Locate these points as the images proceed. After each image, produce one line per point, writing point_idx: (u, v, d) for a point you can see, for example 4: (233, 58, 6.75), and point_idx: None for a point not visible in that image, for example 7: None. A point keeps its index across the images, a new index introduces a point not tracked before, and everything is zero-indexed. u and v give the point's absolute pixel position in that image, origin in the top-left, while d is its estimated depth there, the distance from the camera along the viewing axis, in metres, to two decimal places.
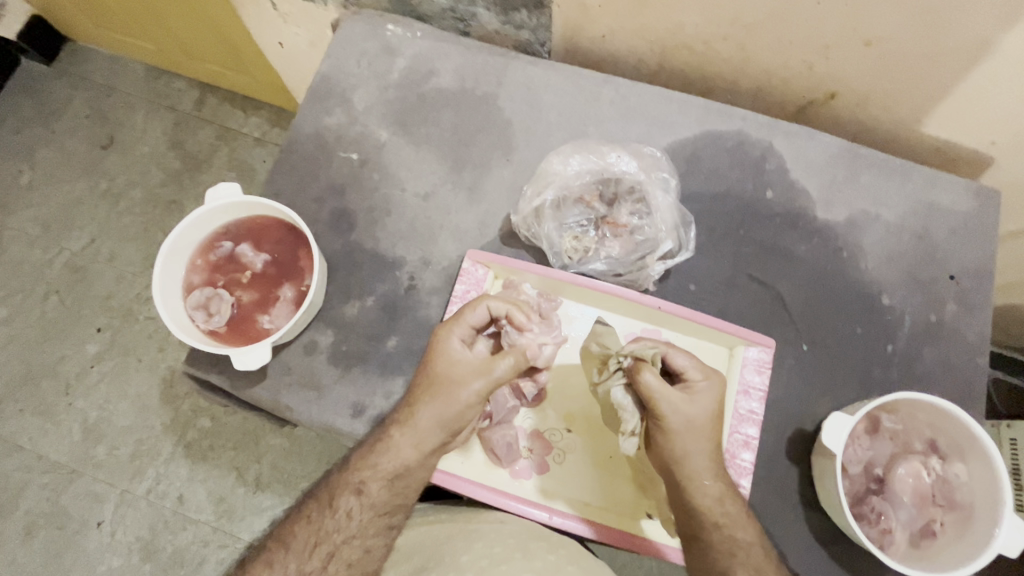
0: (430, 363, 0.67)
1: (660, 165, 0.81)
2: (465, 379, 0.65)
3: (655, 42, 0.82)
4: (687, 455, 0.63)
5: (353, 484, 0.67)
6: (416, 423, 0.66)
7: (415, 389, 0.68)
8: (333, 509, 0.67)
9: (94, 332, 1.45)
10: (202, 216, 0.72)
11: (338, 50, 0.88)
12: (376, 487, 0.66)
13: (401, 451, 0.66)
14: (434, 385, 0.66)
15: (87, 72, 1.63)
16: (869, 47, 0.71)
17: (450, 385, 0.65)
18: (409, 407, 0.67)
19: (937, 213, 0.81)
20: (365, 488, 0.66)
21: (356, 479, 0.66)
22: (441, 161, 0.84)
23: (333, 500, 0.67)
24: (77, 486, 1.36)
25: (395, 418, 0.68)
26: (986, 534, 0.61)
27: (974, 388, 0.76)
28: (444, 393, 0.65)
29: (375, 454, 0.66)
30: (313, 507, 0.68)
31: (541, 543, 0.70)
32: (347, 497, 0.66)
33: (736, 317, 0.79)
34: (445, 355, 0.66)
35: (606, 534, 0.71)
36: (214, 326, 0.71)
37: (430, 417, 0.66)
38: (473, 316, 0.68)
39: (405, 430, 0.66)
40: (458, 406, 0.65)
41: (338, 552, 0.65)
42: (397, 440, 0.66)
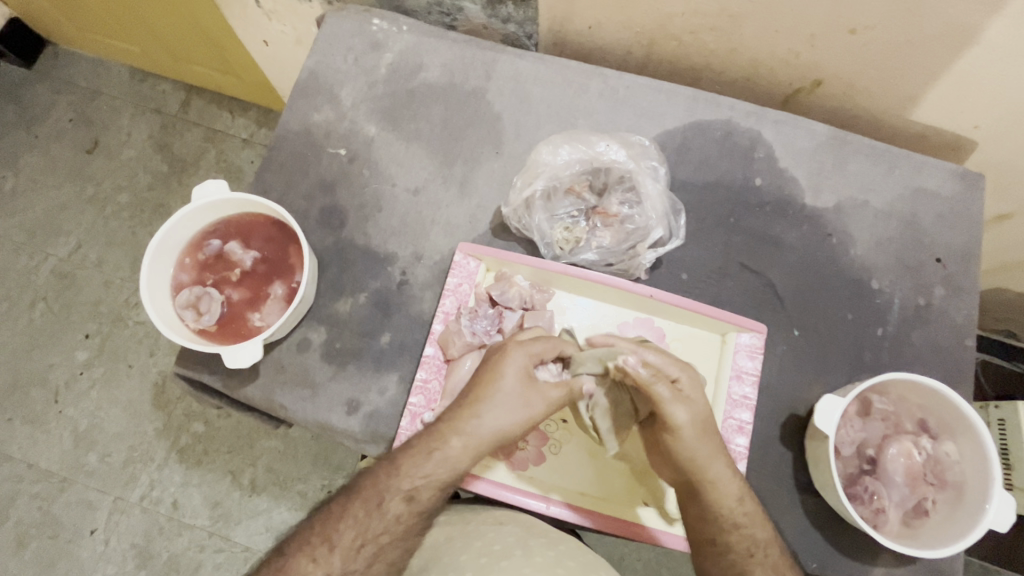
0: (496, 372, 0.66)
1: (648, 154, 0.81)
2: (532, 397, 0.66)
3: (642, 34, 0.83)
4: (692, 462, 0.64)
5: (404, 490, 0.64)
6: (478, 430, 0.64)
7: (477, 392, 0.66)
8: (381, 512, 0.64)
9: (83, 338, 1.44)
10: (190, 214, 0.71)
11: (324, 47, 0.88)
12: (428, 495, 0.64)
13: (458, 459, 0.65)
14: (501, 394, 0.65)
15: (70, 76, 1.61)
16: (853, 34, 0.71)
17: (516, 401, 0.65)
18: (471, 412, 0.65)
19: (923, 198, 0.81)
20: (417, 495, 0.64)
21: (409, 484, 0.64)
22: (431, 156, 0.84)
23: (382, 503, 0.64)
24: (69, 494, 1.34)
25: (451, 423, 0.65)
26: (977, 510, 0.62)
27: (964, 369, 0.77)
28: (510, 407, 0.65)
29: (430, 463, 0.64)
30: (359, 505, 0.64)
31: (541, 540, 0.69)
32: (396, 500, 0.64)
33: (728, 304, 0.79)
34: (517, 370, 0.66)
35: (612, 525, 0.71)
36: (203, 325, 0.70)
37: (491, 428, 0.64)
38: (541, 348, 0.68)
39: (465, 439, 0.65)
40: (523, 423, 0.65)
41: (382, 551, 0.64)
42: (456, 448, 0.64)
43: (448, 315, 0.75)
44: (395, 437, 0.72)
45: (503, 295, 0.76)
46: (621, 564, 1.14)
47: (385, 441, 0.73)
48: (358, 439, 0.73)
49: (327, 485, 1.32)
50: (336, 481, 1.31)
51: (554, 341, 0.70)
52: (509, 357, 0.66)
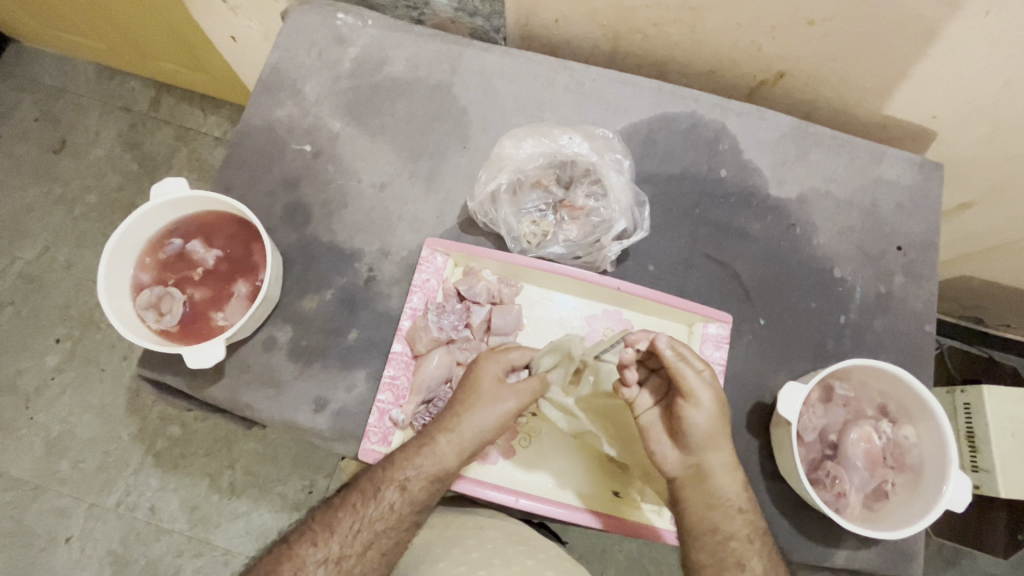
0: (474, 380, 0.69)
1: (613, 146, 0.81)
2: (505, 392, 0.67)
3: (607, 27, 0.83)
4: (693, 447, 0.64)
5: (398, 479, 0.64)
6: (460, 429, 0.66)
7: (460, 397, 0.69)
8: (376, 499, 0.64)
9: (53, 342, 1.40)
10: (149, 212, 0.70)
11: (287, 41, 0.87)
12: (419, 487, 0.65)
13: (445, 456, 0.65)
14: (479, 396, 0.67)
15: (33, 74, 1.57)
16: (812, 26, 0.72)
17: (493, 397, 0.67)
18: (452, 414, 0.67)
19: (883, 187, 0.83)
20: (409, 485, 0.64)
21: (402, 474, 0.64)
22: (397, 151, 0.83)
23: (377, 492, 0.64)
24: (42, 502, 1.31)
25: (438, 424, 0.68)
26: (935, 491, 0.64)
27: (924, 354, 0.79)
28: (488, 405, 0.67)
29: (420, 455, 0.65)
30: (357, 494, 0.65)
31: (521, 548, 0.69)
32: (390, 490, 0.64)
33: (695, 295, 0.80)
34: (491, 376, 0.68)
35: (602, 520, 0.69)
36: (165, 325, 0.69)
37: (473, 427, 0.66)
38: (516, 356, 0.71)
39: (452, 438, 0.66)
40: (504, 418, 0.67)
41: (375, 540, 0.63)
42: (443, 445, 0.66)
43: (416, 311, 0.75)
44: (363, 434, 0.72)
45: (470, 290, 0.76)
46: (602, 557, 1.15)
47: (354, 439, 0.72)
48: (325, 437, 0.73)
49: (307, 485, 1.31)
50: (317, 480, 1.30)
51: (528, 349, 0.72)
52: (482, 365, 0.69)
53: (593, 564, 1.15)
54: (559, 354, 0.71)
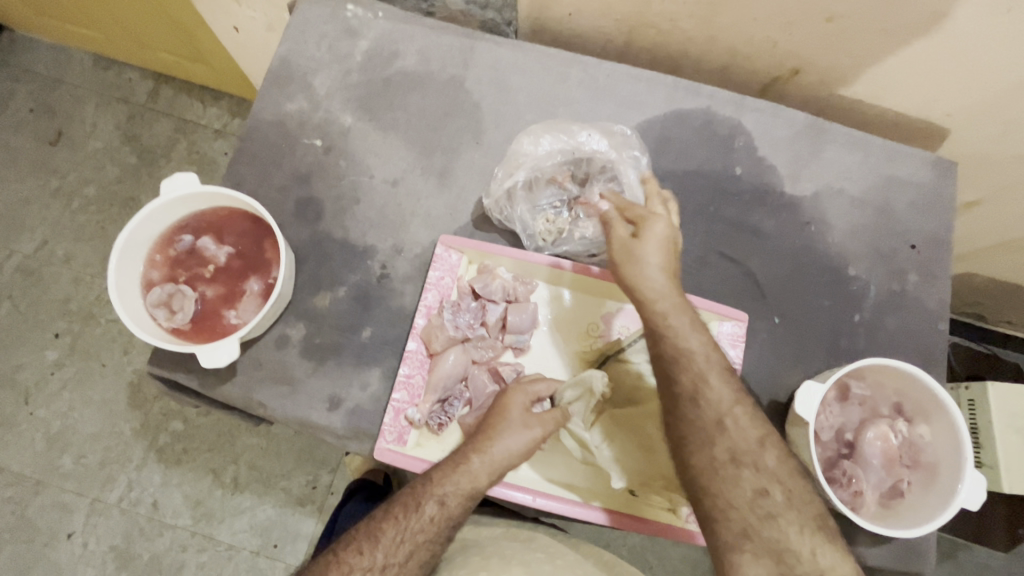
0: (502, 407, 0.67)
1: (630, 143, 0.80)
2: (533, 421, 0.65)
3: (622, 21, 0.82)
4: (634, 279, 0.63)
5: (438, 494, 0.61)
6: (492, 452, 0.63)
7: (489, 419, 0.66)
8: (418, 512, 0.61)
9: (53, 337, 1.39)
10: (159, 208, 0.69)
11: (296, 33, 0.85)
12: (457, 504, 0.62)
13: (479, 476, 0.63)
14: (509, 422, 0.65)
15: (29, 64, 1.54)
16: (830, 22, 0.71)
17: (522, 425, 0.65)
18: (483, 434, 0.64)
19: (897, 185, 0.83)
20: (448, 501, 0.61)
21: (441, 489, 0.61)
22: (409, 146, 0.82)
23: (418, 505, 0.61)
24: (44, 497, 1.31)
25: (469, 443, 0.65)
26: (950, 489, 0.64)
27: (937, 353, 0.79)
28: (518, 431, 0.64)
29: (456, 473, 0.62)
30: (400, 505, 0.62)
31: (539, 555, 0.69)
32: (430, 504, 0.61)
33: (709, 293, 0.80)
34: (518, 405, 0.67)
35: (613, 518, 0.68)
36: (177, 324, 0.68)
37: (504, 452, 0.63)
38: (542, 388, 0.70)
39: (485, 458, 0.63)
40: (532, 445, 0.65)
41: (415, 553, 0.60)
42: (476, 465, 0.63)
43: (430, 309, 0.74)
44: (377, 433, 0.71)
45: (486, 288, 0.75)
46: (606, 551, 1.15)
47: (368, 437, 0.72)
48: (339, 435, 0.72)
49: (311, 480, 1.31)
50: (321, 476, 1.30)
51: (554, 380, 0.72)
52: (509, 395, 0.68)
53: None
54: (581, 388, 0.71)
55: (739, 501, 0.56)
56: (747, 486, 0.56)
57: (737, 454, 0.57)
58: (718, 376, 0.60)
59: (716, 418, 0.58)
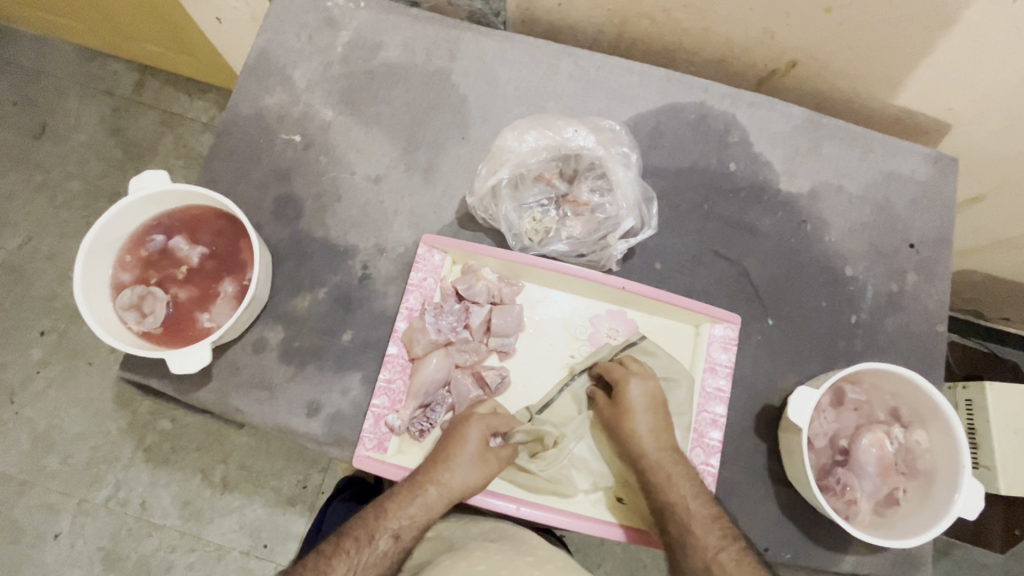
0: (459, 438, 0.65)
1: (619, 140, 0.77)
2: (490, 457, 0.65)
3: (613, 12, 0.79)
4: (633, 429, 0.65)
5: (393, 527, 0.61)
6: (450, 485, 0.63)
7: (445, 448, 0.65)
8: (371, 546, 0.60)
9: (37, 335, 1.36)
10: (128, 208, 0.66)
11: (276, 23, 0.82)
12: (411, 537, 0.62)
13: (434, 508, 0.63)
14: (466, 456, 0.64)
15: (11, 55, 1.50)
16: (829, 13, 0.69)
17: (477, 460, 0.64)
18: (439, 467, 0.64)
19: (897, 182, 0.80)
20: (403, 534, 0.61)
21: (396, 523, 0.61)
22: (393, 141, 0.79)
23: (372, 540, 0.60)
24: (29, 498, 1.28)
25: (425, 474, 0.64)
26: (946, 498, 0.62)
27: (935, 356, 0.77)
28: (474, 465, 0.64)
29: (414, 505, 0.62)
30: (350, 542, 0.60)
31: (529, 559, 0.63)
32: (385, 537, 0.61)
33: (702, 294, 0.77)
34: (477, 439, 0.65)
35: (628, 534, 0.67)
36: (147, 327, 0.66)
37: (460, 486, 0.63)
38: (498, 421, 0.67)
39: (442, 489, 0.63)
40: (487, 478, 0.64)
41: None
42: (433, 497, 0.63)
43: (413, 312, 0.72)
44: (358, 440, 0.69)
45: (470, 290, 0.73)
46: (600, 548, 1.14)
47: (349, 444, 0.69)
48: (320, 442, 0.70)
49: (301, 480, 1.29)
50: (311, 475, 1.28)
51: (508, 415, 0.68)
52: (466, 428, 0.65)
53: (591, 557, 1.13)
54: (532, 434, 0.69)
55: None
56: None
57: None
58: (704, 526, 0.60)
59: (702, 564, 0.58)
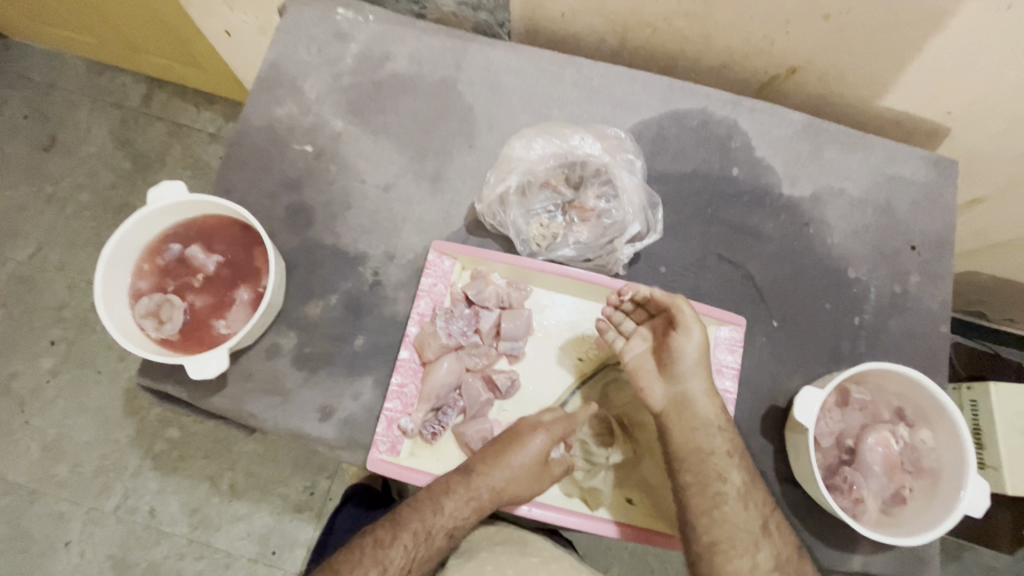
0: (519, 447, 0.66)
1: (625, 146, 0.79)
2: (547, 470, 0.67)
3: (616, 21, 0.81)
4: (686, 372, 0.67)
5: (450, 527, 0.64)
6: (507, 492, 0.65)
7: (504, 456, 0.65)
8: (429, 542, 0.63)
9: (47, 344, 1.38)
10: (146, 217, 0.67)
11: (285, 36, 0.84)
12: (462, 533, 0.65)
13: (487, 507, 0.65)
14: (528, 469, 0.65)
15: (22, 69, 1.53)
16: (828, 20, 0.70)
17: (538, 471, 0.66)
18: (499, 474, 0.65)
19: (898, 185, 0.82)
20: (457, 532, 0.65)
21: (453, 523, 0.64)
22: (401, 150, 0.81)
23: (430, 535, 0.63)
24: (39, 506, 1.30)
25: (482, 475, 0.65)
26: (952, 498, 0.63)
27: (939, 355, 0.78)
28: (534, 478, 0.66)
29: (468, 506, 0.64)
30: (409, 535, 0.62)
31: (533, 559, 0.66)
32: (441, 535, 0.64)
33: (708, 297, 0.79)
34: (540, 451, 0.66)
35: (621, 531, 0.67)
36: (165, 334, 0.67)
37: (516, 491, 0.65)
38: (553, 421, 0.68)
39: (499, 496, 0.65)
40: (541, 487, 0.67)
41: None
42: (488, 500, 0.65)
43: (423, 317, 0.73)
44: (371, 443, 0.70)
45: (479, 295, 0.74)
46: (607, 554, 1.14)
47: (362, 448, 0.71)
48: (333, 446, 0.71)
49: (309, 487, 1.29)
50: (319, 482, 1.29)
51: (558, 408, 0.70)
52: (530, 440, 0.66)
53: (598, 562, 1.13)
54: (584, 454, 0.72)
55: None
56: None
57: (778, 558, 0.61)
58: (741, 476, 0.64)
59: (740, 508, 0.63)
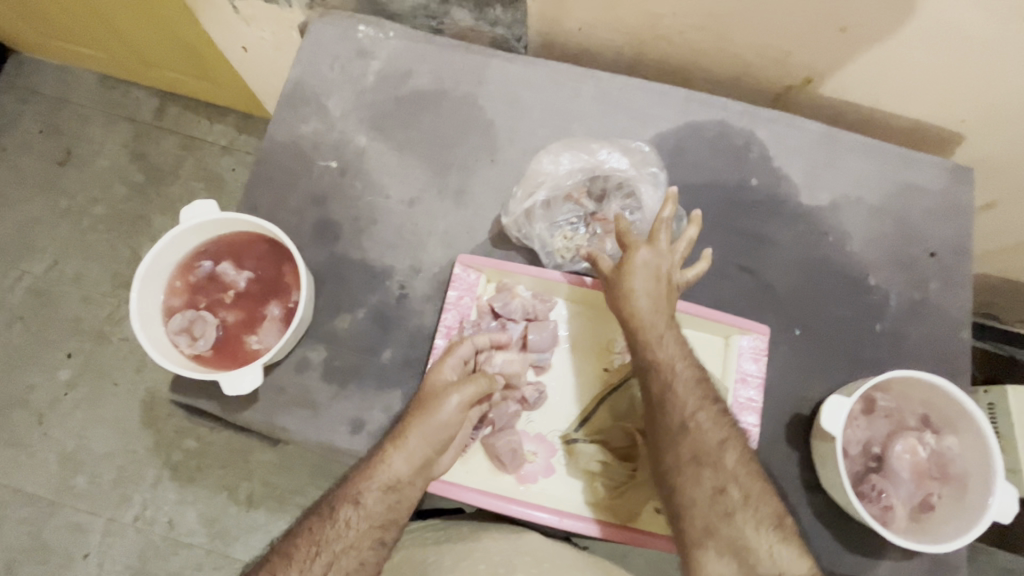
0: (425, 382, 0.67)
1: (648, 160, 0.81)
2: (453, 389, 0.65)
3: (632, 35, 0.82)
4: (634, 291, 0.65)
5: (351, 495, 0.63)
6: (409, 440, 0.63)
7: (413, 405, 0.67)
8: (333, 519, 0.62)
9: (64, 357, 1.39)
10: (179, 236, 0.69)
11: (308, 55, 0.85)
12: (372, 501, 0.62)
13: (394, 466, 0.63)
14: (427, 402, 0.65)
15: (37, 85, 1.55)
16: (844, 33, 0.71)
17: (442, 398, 0.65)
18: (403, 419, 0.66)
19: (916, 193, 0.82)
20: (363, 499, 0.62)
21: (354, 489, 0.63)
22: (424, 165, 0.82)
23: (332, 512, 0.62)
24: (58, 518, 1.30)
25: (388, 436, 0.66)
26: (981, 504, 0.64)
27: (960, 361, 0.78)
28: (433, 410, 0.64)
29: (371, 467, 0.63)
30: (314, 518, 0.63)
31: (526, 558, 0.68)
32: (345, 507, 0.62)
33: (730, 306, 0.79)
34: (438, 375, 0.67)
35: (610, 531, 0.68)
36: (198, 350, 0.68)
37: (419, 433, 0.64)
38: (462, 350, 0.68)
39: (399, 446, 0.64)
40: (455, 417, 0.64)
41: (336, 564, 0.60)
42: (392, 455, 0.63)
43: (450, 330, 0.74)
44: None
45: (506, 307, 0.75)
46: (623, 561, 1.14)
47: None
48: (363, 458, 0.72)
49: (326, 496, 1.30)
50: None
51: (474, 338, 0.70)
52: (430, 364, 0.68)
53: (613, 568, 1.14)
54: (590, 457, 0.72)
55: (698, 496, 0.59)
56: (707, 484, 0.59)
57: (701, 455, 0.60)
58: (688, 385, 0.63)
59: (679, 421, 0.62)
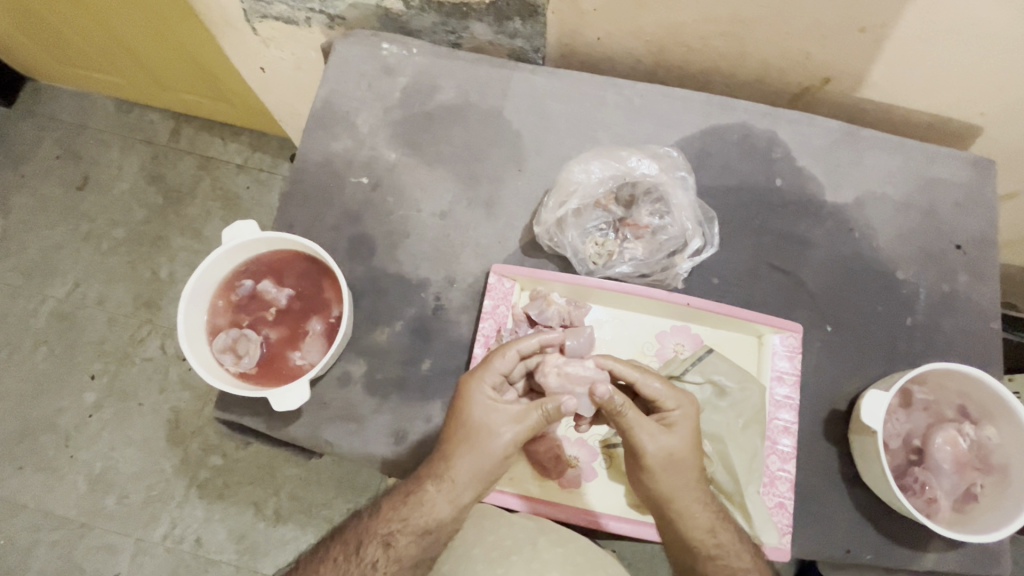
0: (464, 408, 0.65)
1: (677, 164, 0.82)
2: (504, 419, 0.64)
3: (652, 42, 0.83)
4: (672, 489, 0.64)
5: (382, 535, 0.66)
6: (454, 475, 0.64)
7: (449, 435, 0.66)
8: (359, 557, 0.65)
9: (90, 379, 1.41)
10: (222, 256, 0.70)
11: (335, 74, 0.87)
12: (404, 543, 0.65)
13: (435, 505, 0.65)
14: (473, 434, 0.64)
15: (54, 112, 1.58)
16: (864, 33, 0.73)
17: (490, 430, 0.64)
18: (444, 453, 0.66)
19: (941, 186, 0.83)
20: (394, 541, 0.65)
21: (386, 529, 0.66)
22: (453, 178, 0.84)
23: (359, 548, 0.66)
24: (89, 539, 1.32)
25: (429, 470, 0.66)
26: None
27: (993, 352, 0.79)
28: (482, 446, 0.64)
29: (407, 507, 0.65)
30: (339, 548, 0.67)
31: (551, 537, 0.71)
32: (374, 547, 0.65)
33: (763, 305, 0.80)
34: (482, 402, 0.65)
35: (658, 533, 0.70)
36: (244, 367, 0.70)
37: (466, 470, 0.64)
38: (501, 365, 0.66)
39: (440, 484, 0.65)
40: (508, 448, 0.64)
41: None
42: (432, 493, 0.65)
43: (489, 338, 0.75)
44: None
45: (542, 314, 0.76)
46: (654, 562, 1.15)
47: None
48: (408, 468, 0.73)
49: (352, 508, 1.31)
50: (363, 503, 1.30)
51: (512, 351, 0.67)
52: (469, 390, 0.65)
53: (643, 570, 1.14)
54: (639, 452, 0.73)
55: None
56: None
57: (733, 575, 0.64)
58: (716, 521, 0.65)
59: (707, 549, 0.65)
